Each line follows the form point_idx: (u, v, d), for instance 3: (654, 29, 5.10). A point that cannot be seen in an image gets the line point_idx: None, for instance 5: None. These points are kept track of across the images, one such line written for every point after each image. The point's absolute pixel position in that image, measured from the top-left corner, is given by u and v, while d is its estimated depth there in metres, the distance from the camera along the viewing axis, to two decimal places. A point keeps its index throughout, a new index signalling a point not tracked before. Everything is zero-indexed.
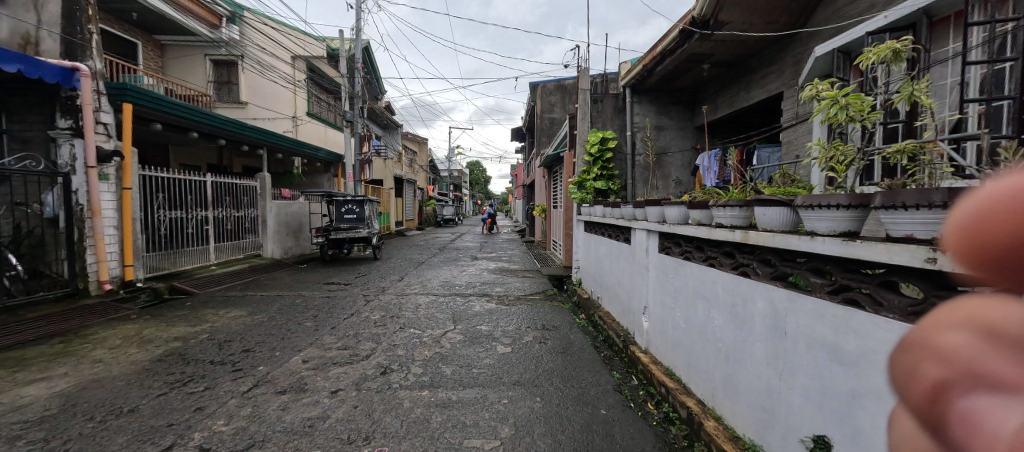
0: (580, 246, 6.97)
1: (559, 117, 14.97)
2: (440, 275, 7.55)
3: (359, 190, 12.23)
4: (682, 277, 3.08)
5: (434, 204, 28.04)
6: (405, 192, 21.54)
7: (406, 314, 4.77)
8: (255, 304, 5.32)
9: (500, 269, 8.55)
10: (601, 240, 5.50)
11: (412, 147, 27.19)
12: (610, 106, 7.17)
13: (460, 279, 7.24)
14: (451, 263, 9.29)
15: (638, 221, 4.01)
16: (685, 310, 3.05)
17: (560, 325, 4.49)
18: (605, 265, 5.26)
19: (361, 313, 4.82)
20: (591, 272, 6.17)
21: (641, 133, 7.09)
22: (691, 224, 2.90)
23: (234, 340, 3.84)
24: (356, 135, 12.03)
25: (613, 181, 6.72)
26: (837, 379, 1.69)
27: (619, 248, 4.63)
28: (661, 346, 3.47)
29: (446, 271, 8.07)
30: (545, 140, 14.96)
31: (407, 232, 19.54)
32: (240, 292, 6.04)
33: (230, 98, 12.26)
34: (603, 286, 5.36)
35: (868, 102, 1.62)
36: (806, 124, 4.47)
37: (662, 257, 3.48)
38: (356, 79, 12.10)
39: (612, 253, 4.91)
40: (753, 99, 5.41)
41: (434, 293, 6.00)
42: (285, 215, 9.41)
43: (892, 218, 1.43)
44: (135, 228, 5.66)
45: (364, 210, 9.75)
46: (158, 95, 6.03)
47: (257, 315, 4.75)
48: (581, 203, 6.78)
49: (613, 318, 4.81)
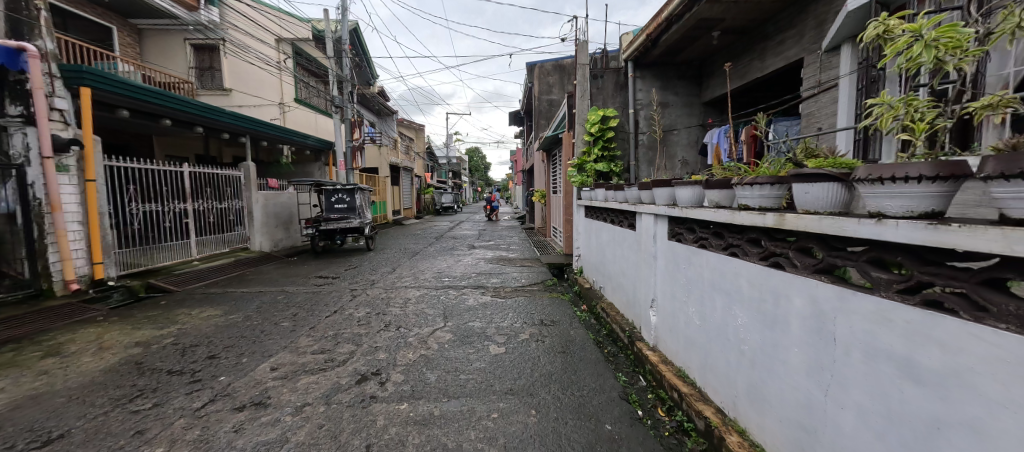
0: (580, 233, 6.58)
1: (558, 98, 14.41)
2: (434, 267, 7.17)
3: (351, 178, 11.81)
4: (697, 268, 2.69)
5: (432, 191, 27.59)
6: (402, 180, 21.09)
7: (393, 311, 4.41)
8: (233, 301, 4.96)
9: (498, 258, 8.19)
10: (603, 227, 5.11)
11: (408, 134, 26.63)
12: (611, 82, 6.69)
13: (455, 269, 6.88)
14: (447, 253, 8.93)
15: (644, 205, 3.61)
16: (699, 305, 2.66)
17: (559, 320, 4.14)
18: (608, 253, 4.87)
19: (345, 310, 4.47)
20: (592, 260, 5.80)
21: (645, 111, 6.63)
22: (709, 207, 2.51)
23: (200, 345, 3.49)
24: (346, 121, 11.55)
25: (616, 162, 6.35)
26: (908, 402, 1.31)
27: (623, 234, 4.25)
28: (672, 344, 3.09)
29: (441, 261, 7.70)
30: (543, 122, 14.43)
31: (404, 221, 19.15)
32: (220, 289, 5.69)
33: (213, 85, 11.75)
34: (606, 276, 4.98)
35: (967, 34, 1.20)
36: (830, 93, 4.01)
37: (671, 244, 3.10)
38: (344, 62, 11.55)
39: (616, 240, 4.52)
40: (768, 69, 4.94)
41: (426, 285, 5.63)
42: (273, 206, 9.02)
43: (1013, 193, 1.03)
44: (103, 223, 5.28)
45: (355, 200, 9.31)
46: (118, 78, 5.55)
47: (232, 314, 4.40)
48: (581, 186, 6.37)
49: (617, 310, 4.46)
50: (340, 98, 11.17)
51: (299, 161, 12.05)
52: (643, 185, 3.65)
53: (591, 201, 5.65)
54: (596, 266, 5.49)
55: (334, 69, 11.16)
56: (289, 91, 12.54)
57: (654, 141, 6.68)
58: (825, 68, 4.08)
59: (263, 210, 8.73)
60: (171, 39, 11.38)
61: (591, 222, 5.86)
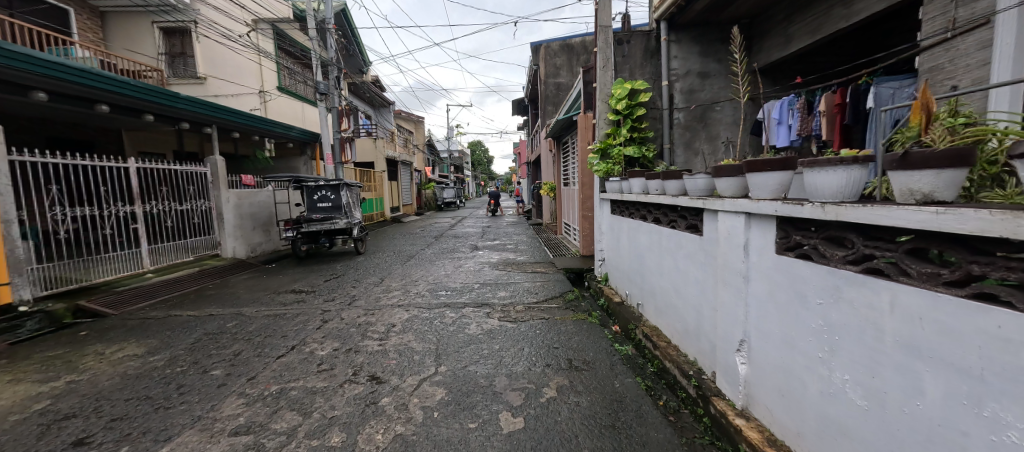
0: (605, 233, 5.44)
1: (566, 81, 13.19)
2: (429, 275, 6.05)
3: (341, 173, 10.70)
4: (855, 307, 1.57)
5: (433, 187, 26.43)
6: (400, 175, 19.93)
7: (368, 347, 3.30)
8: (168, 332, 3.86)
9: (504, 262, 7.05)
10: (640, 227, 3.99)
11: (407, 127, 25.44)
12: (639, 48, 5.48)
13: (455, 279, 5.76)
14: (447, 256, 7.79)
15: (721, 198, 2.48)
16: (864, 371, 1.55)
17: (593, 358, 3.01)
18: (651, 262, 3.74)
19: (305, 346, 3.37)
20: (623, 268, 4.68)
21: (682, 82, 5.45)
22: (900, 203, 1.37)
23: (79, 416, 2.40)
24: (333, 110, 10.41)
25: (647, 146, 5.19)
26: None
27: (679, 240, 3.12)
28: (786, 417, 1.98)
29: (439, 268, 6.58)
30: (550, 108, 13.24)
31: (403, 218, 18.03)
32: (165, 312, 4.62)
33: (186, 73, 10.63)
34: (649, 291, 3.83)
35: None
36: (975, 35, 2.84)
37: (781, 262, 1.98)
38: (329, 44, 10.41)
39: (665, 248, 3.39)
40: (858, 16, 3.77)
41: (416, 303, 4.51)
42: (247, 206, 7.95)
43: None
44: (9, 233, 4.21)
45: (341, 198, 8.18)
46: (29, 52, 4.59)
47: (158, 355, 3.31)
48: (606, 176, 5.21)
49: (667, 340, 3.34)
50: (324, 84, 10.03)
51: (283, 155, 10.95)
52: (719, 169, 2.46)
53: (621, 195, 4.53)
54: (631, 276, 4.36)
55: (318, 52, 10.00)
56: (272, 78, 11.38)
57: (692, 118, 5.50)
58: (963, 1, 2.91)
59: (236, 211, 7.71)
60: (138, 23, 10.28)
61: (620, 219, 4.73)
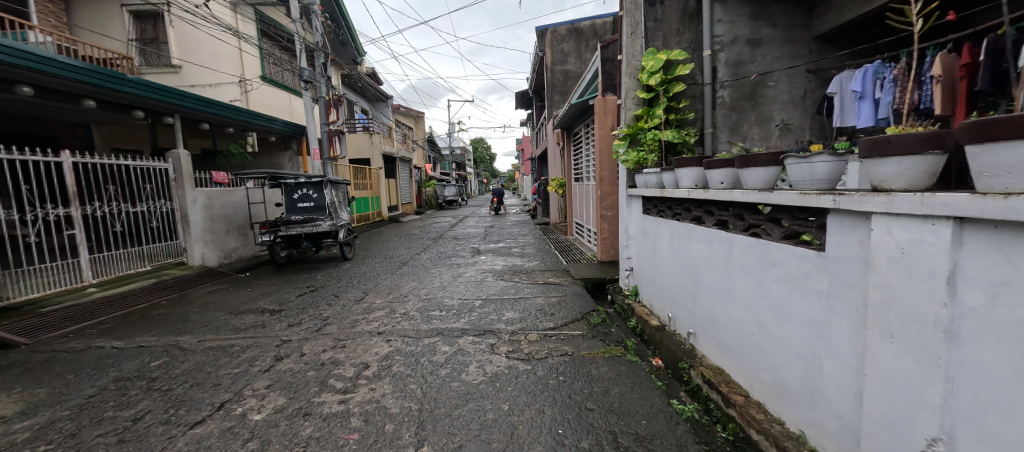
0: (634, 237, 4.47)
1: (574, 68, 12.19)
2: (421, 287, 5.09)
3: (329, 170, 9.75)
4: None
5: (434, 185, 25.52)
6: (399, 173, 19.01)
7: (324, 408, 2.35)
8: (69, 376, 2.92)
9: (511, 269, 6.09)
10: (692, 233, 3.01)
11: (406, 122, 24.51)
12: (676, 10, 4.45)
13: (451, 293, 4.78)
14: (444, 262, 6.84)
15: (880, 192, 1.49)
16: None
17: (650, 432, 2.03)
18: (710, 280, 2.77)
19: (238, 405, 2.41)
20: (662, 283, 3.71)
21: (727, 52, 4.43)
22: None
23: None
24: (319, 100, 9.45)
25: (687, 130, 4.20)
26: None
27: (769, 254, 2.15)
28: None
29: (434, 277, 5.61)
30: (558, 98, 12.24)
31: (401, 218, 17.08)
32: (87, 341, 3.68)
33: (159, 61, 9.70)
34: (707, 318, 2.87)
35: None
36: None
37: None
38: (314, 26, 9.43)
39: (738, 263, 2.42)
40: None
41: (400, 331, 3.54)
42: (218, 207, 7.02)
43: None
44: None
45: (324, 197, 7.12)
46: None
47: (31, 419, 2.37)
48: (636, 168, 4.23)
49: (746, 395, 2.37)
50: (309, 71, 9.08)
51: (266, 150, 10.00)
52: (883, 144, 1.45)
53: (659, 190, 3.57)
54: (675, 294, 3.40)
55: (302, 35, 9.04)
56: (253, 66, 10.38)
57: (740, 96, 4.48)
58: None
59: (204, 213, 6.79)
60: (105, 6, 9.35)
61: (656, 220, 3.77)
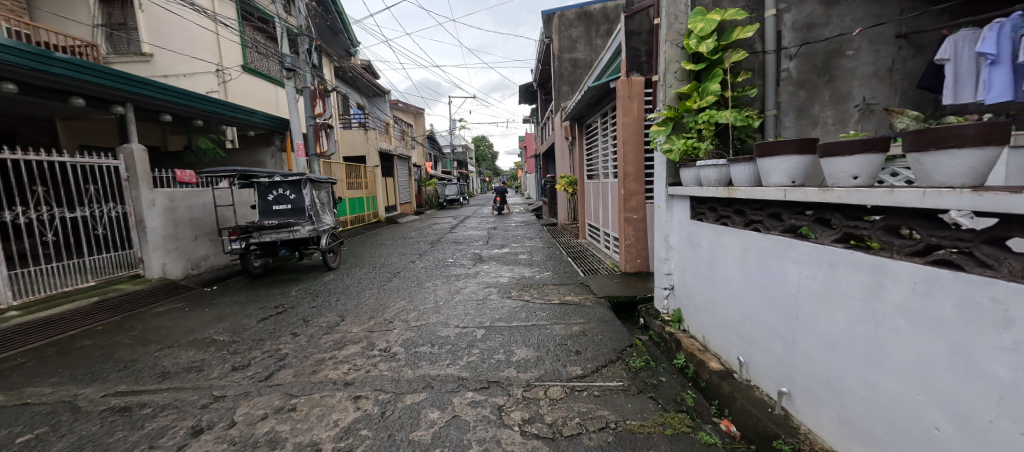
0: (676, 248, 3.56)
1: (584, 56, 11.24)
2: (412, 309, 4.17)
3: (316, 168, 8.84)
4: None
5: (434, 183, 24.58)
6: (397, 171, 18.10)
7: None
8: None
9: (519, 282, 5.17)
10: (787, 252, 2.11)
11: (405, 119, 23.59)
12: None
13: (447, 317, 3.87)
14: (441, 272, 5.91)
15: None
16: None
17: None
18: (825, 323, 1.88)
19: None
20: (723, 313, 2.81)
21: (794, 13, 3.50)
22: None
23: None
24: (304, 90, 8.53)
25: (749, 111, 3.20)
26: None
27: (990, 301, 1.26)
28: None
29: (428, 294, 4.69)
30: (565, 89, 11.29)
31: (399, 219, 16.14)
32: None
33: (128, 49, 8.82)
34: (815, 377, 1.98)
35: None
36: None
37: None
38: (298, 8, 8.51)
39: (899, 307, 1.53)
40: None
41: (374, 381, 2.64)
42: (182, 210, 6.14)
43: None
44: None
45: (303, 198, 6.16)
46: None
47: None
48: (684, 161, 3.27)
49: None
50: (292, 57, 8.16)
51: (247, 146, 9.11)
52: None
53: (722, 189, 2.66)
54: (748, 331, 2.50)
55: (284, 18, 8.13)
56: (233, 54, 9.46)
57: (809, 69, 3.55)
58: None
59: (167, 218, 5.91)
60: None
61: (714, 229, 2.86)
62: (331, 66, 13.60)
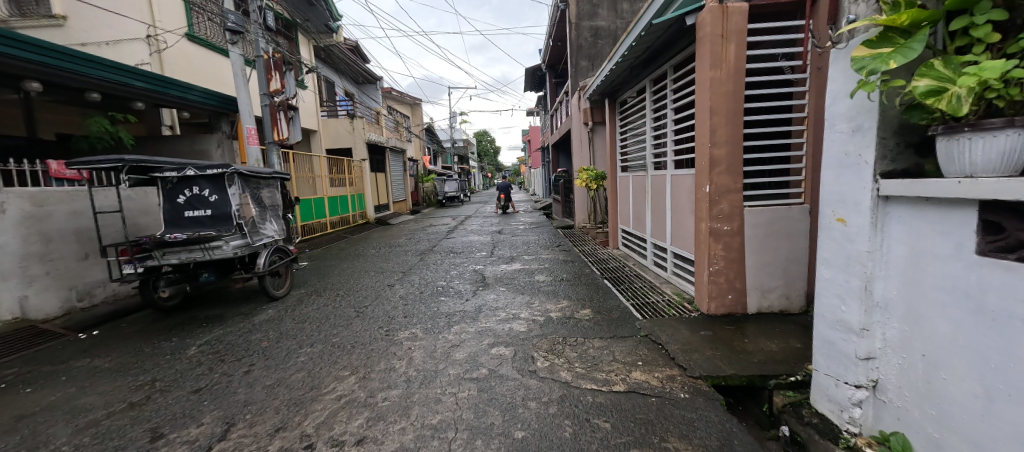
0: (892, 311, 1.70)
1: (607, 24, 9.31)
2: (361, 405, 2.31)
3: (274, 160, 6.95)
4: None
5: (432, 179, 22.70)
6: (390, 166, 16.21)
7: None
8: None
9: (544, 331, 3.28)
10: None
11: (399, 109, 21.68)
12: None
13: (419, 434, 2.00)
14: (426, 308, 4.02)
15: None
16: None
17: None
18: None
19: None
20: None
21: None
22: None
23: None
24: (257, 61, 6.62)
25: None
26: None
27: None
28: None
29: (397, 362, 2.82)
30: (585, 65, 9.36)
31: (391, 219, 14.28)
32: None
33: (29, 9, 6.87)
34: None
35: None
36: None
37: None
38: None
39: None
40: None
41: None
42: (54, 218, 4.27)
43: None
44: None
45: (230, 202, 4.26)
46: None
47: None
48: (973, 114, 1.37)
49: None
50: (237, 15, 6.25)
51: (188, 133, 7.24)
52: None
53: None
54: None
55: None
56: (171, 16, 7.44)
57: None
58: None
59: (28, 232, 4.06)
60: None
61: None
62: (309, 43, 11.66)
